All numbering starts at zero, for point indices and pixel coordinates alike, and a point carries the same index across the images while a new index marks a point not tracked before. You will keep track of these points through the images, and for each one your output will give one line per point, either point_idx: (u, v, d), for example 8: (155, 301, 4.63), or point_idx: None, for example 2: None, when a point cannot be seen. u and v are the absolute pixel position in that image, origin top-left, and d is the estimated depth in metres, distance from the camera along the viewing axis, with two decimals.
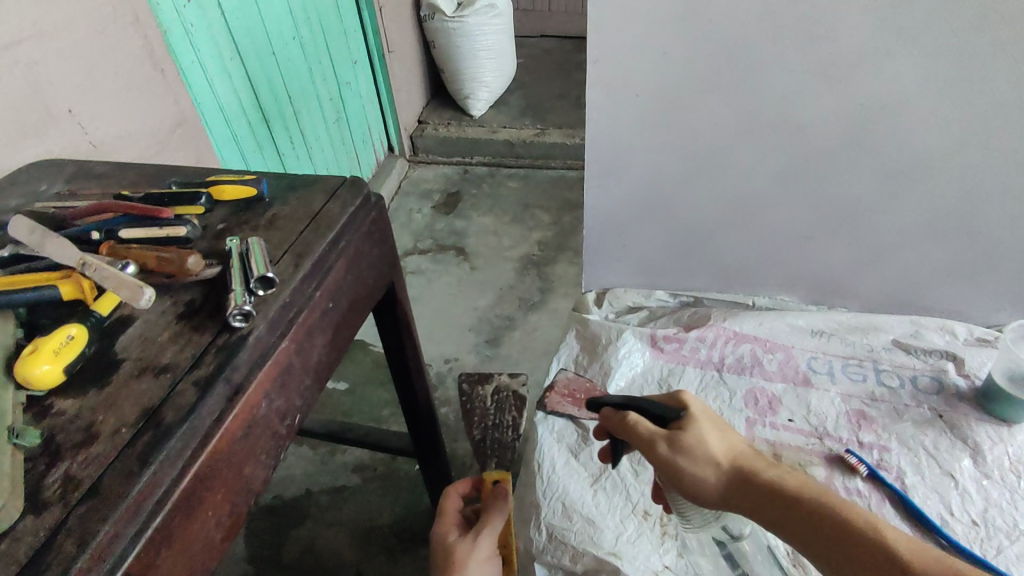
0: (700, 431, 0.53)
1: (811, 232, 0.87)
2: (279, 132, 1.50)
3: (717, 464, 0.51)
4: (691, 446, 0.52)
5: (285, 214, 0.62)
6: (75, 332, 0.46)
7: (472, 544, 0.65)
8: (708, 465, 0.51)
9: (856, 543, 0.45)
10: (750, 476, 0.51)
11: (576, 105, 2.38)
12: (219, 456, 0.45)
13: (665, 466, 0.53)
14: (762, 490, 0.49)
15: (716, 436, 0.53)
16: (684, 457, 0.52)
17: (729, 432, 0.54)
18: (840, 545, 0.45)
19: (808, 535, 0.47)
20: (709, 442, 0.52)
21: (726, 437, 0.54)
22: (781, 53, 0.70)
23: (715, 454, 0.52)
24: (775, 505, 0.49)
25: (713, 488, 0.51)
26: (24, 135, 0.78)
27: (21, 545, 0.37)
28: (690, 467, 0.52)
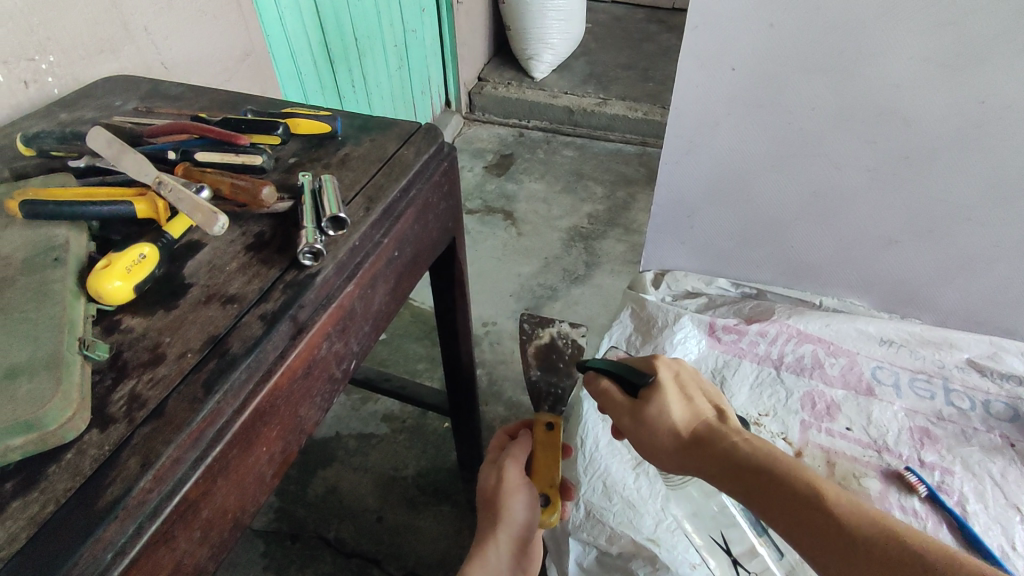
0: (663, 399, 0.50)
1: (897, 235, 0.82)
2: (342, 74, 1.48)
3: (677, 431, 0.48)
4: (653, 416, 0.50)
5: (358, 154, 0.60)
6: (148, 253, 0.46)
7: (501, 477, 0.65)
8: (669, 435, 0.49)
9: (803, 514, 0.40)
10: (707, 444, 0.47)
11: (642, 78, 2.29)
12: (278, 393, 0.44)
13: (635, 437, 0.51)
14: (709, 458, 0.46)
15: (680, 404, 0.50)
16: (647, 429, 0.50)
17: (698, 399, 0.51)
18: (790, 515, 0.41)
19: (764, 503, 0.42)
20: (672, 411, 0.49)
21: (692, 406, 0.50)
22: (903, 37, 0.64)
23: (675, 422, 0.49)
24: (721, 475, 0.45)
25: (678, 461, 0.48)
26: (102, 49, 0.78)
27: (86, 457, 0.36)
28: (654, 438, 0.49)
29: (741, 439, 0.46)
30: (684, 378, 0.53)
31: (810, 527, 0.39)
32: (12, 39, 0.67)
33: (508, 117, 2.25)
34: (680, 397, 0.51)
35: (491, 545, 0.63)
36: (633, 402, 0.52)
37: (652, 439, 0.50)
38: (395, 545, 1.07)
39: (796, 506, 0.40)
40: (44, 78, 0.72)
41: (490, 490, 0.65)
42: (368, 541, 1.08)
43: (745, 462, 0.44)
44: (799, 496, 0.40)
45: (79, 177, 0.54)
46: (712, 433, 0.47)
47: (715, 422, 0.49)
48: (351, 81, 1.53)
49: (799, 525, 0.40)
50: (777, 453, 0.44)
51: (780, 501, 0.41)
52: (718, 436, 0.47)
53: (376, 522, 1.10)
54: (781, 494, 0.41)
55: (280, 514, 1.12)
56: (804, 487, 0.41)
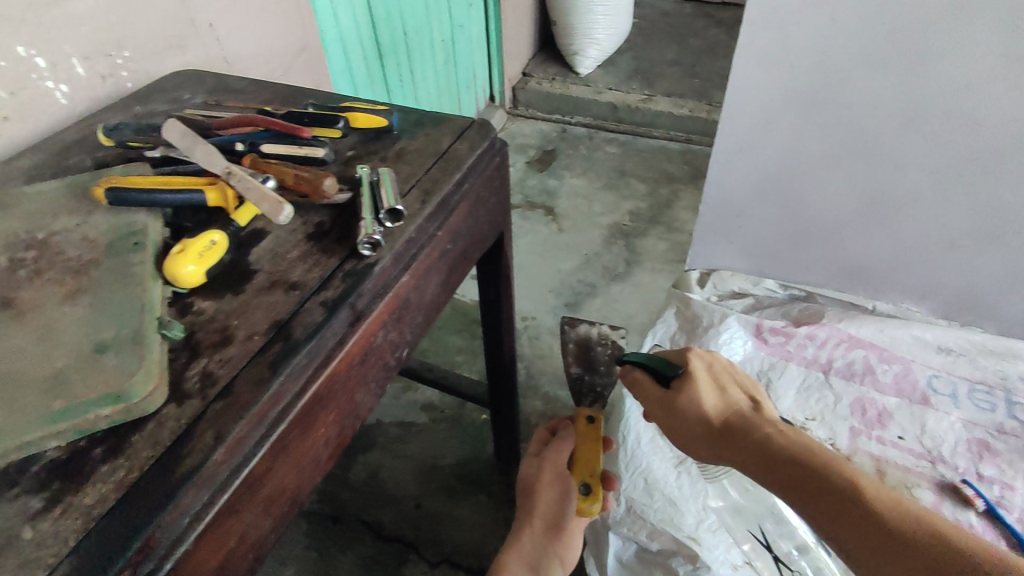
0: (695, 390, 0.52)
1: (959, 239, 0.79)
2: (390, 68, 1.51)
3: (709, 421, 0.51)
4: (686, 406, 0.52)
5: (413, 148, 0.62)
6: (218, 239, 0.49)
7: (539, 469, 0.67)
8: (702, 425, 0.51)
9: (831, 503, 0.42)
10: (739, 435, 0.49)
11: (689, 74, 2.26)
12: (337, 377, 0.46)
13: (667, 426, 0.54)
14: (741, 448, 0.48)
15: (713, 395, 0.52)
16: (680, 419, 0.53)
17: (731, 391, 0.53)
18: (819, 503, 0.43)
19: (793, 492, 0.44)
20: (704, 402, 0.52)
21: (725, 396, 0.53)
22: (974, 33, 0.62)
23: (708, 412, 0.51)
24: (752, 463, 0.47)
25: (709, 450, 0.51)
26: (171, 44, 0.81)
27: (163, 428, 0.39)
28: (687, 427, 0.52)
29: (774, 431, 0.48)
30: (716, 369, 0.56)
31: (838, 516, 0.42)
32: (92, 35, 0.71)
33: (551, 112, 2.25)
34: (713, 388, 0.54)
35: (528, 531, 0.67)
36: (666, 392, 0.54)
37: (685, 428, 0.52)
38: (433, 532, 1.10)
39: (825, 495, 0.42)
40: (119, 72, 0.76)
41: (530, 478, 0.68)
42: (407, 527, 1.10)
43: (777, 453, 0.46)
44: (828, 487, 0.43)
45: (154, 166, 0.57)
46: (744, 424, 0.50)
47: (747, 413, 0.51)
48: (399, 76, 1.56)
49: (829, 516, 0.42)
50: (808, 444, 0.46)
51: (810, 489, 0.44)
52: (750, 427, 0.49)
53: (414, 508, 1.13)
54: (811, 484, 0.43)
55: (323, 496, 1.15)
56: (834, 478, 0.43)
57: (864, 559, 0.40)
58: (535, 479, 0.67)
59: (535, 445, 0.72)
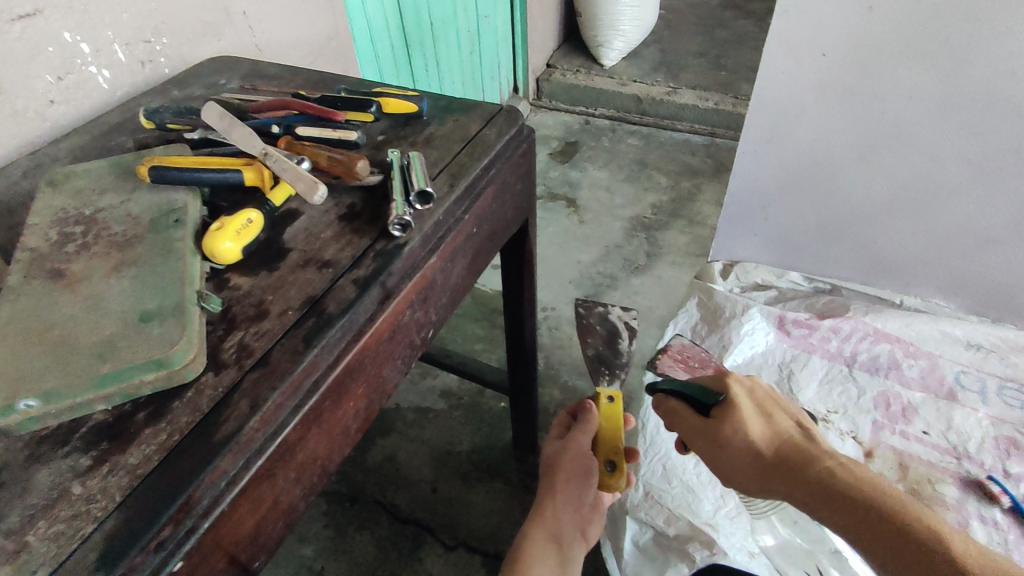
0: (741, 421, 0.53)
1: (993, 233, 0.78)
2: (416, 58, 1.52)
3: (761, 455, 0.52)
4: (733, 437, 0.53)
5: (442, 133, 0.63)
6: (253, 219, 0.50)
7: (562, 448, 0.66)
8: (752, 456, 0.52)
9: (896, 543, 0.43)
10: (793, 469, 0.50)
11: (715, 67, 2.23)
12: (366, 352, 0.47)
13: (712, 456, 0.54)
14: (795, 482, 0.49)
15: (760, 425, 0.53)
16: (726, 449, 0.53)
17: (777, 418, 0.54)
18: (881, 540, 0.44)
19: (854, 527, 0.45)
20: (752, 433, 0.52)
21: (771, 425, 0.54)
22: (1015, 22, 0.61)
23: (757, 443, 0.52)
24: (808, 498, 0.48)
25: (760, 481, 0.52)
26: (206, 31, 0.83)
27: (203, 396, 0.40)
28: (736, 458, 0.53)
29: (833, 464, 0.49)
30: (758, 395, 0.56)
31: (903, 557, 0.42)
32: (133, 21, 0.73)
33: (574, 104, 2.25)
34: (759, 417, 0.54)
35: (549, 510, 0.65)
36: (708, 421, 0.55)
37: (731, 458, 0.53)
38: (450, 516, 1.11)
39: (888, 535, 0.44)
40: (157, 58, 0.78)
41: (553, 458, 0.67)
42: (424, 510, 1.12)
43: (833, 489, 0.47)
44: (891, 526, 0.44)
45: (194, 148, 0.58)
46: (796, 456, 0.51)
47: (797, 443, 0.52)
48: (424, 65, 1.57)
49: (892, 556, 0.43)
50: (865, 480, 0.47)
51: (871, 528, 0.44)
52: (804, 459, 0.50)
53: (432, 492, 1.15)
54: (874, 524, 0.44)
55: (343, 477, 1.18)
56: (897, 517, 0.44)
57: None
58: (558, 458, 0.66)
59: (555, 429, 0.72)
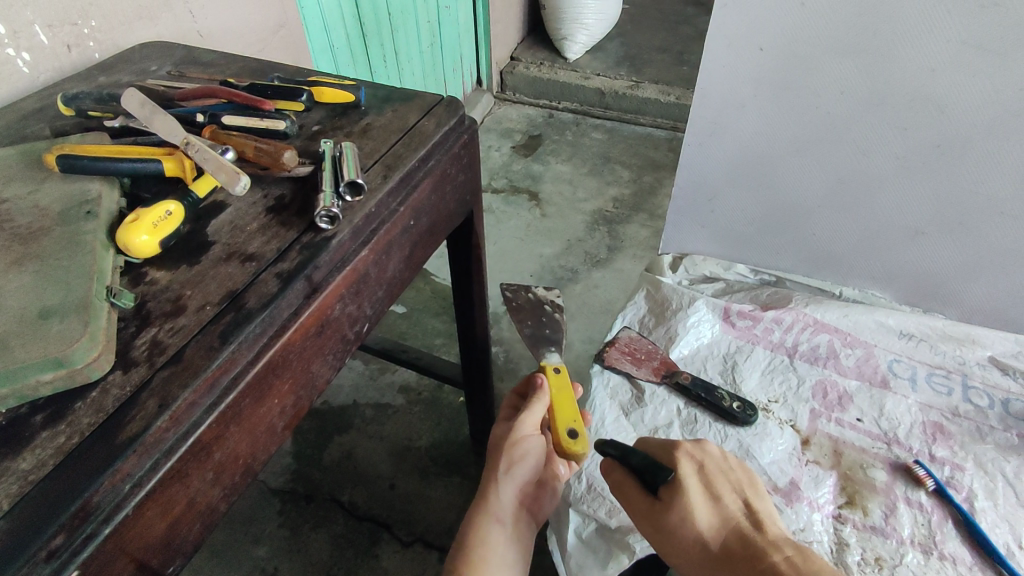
0: (685, 503, 0.48)
1: (924, 226, 0.80)
2: (373, 48, 1.49)
3: (705, 545, 0.46)
4: (677, 525, 0.47)
5: (380, 124, 0.62)
6: (173, 210, 0.48)
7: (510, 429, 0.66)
8: (697, 547, 0.46)
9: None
10: (740, 562, 0.44)
11: (677, 61, 2.25)
12: (291, 348, 0.46)
13: (660, 546, 0.49)
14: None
15: (706, 509, 0.48)
16: (671, 538, 0.47)
17: (726, 501, 0.49)
18: None
19: None
20: (697, 519, 0.47)
21: (719, 508, 0.48)
22: (940, 19, 0.62)
23: (702, 533, 0.46)
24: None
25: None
26: (141, 16, 0.80)
27: (109, 395, 0.39)
28: (682, 551, 0.47)
29: (781, 556, 0.42)
30: (708, 472, 0.51)
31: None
32: (57, 3, 0.69)
33: (538, 97, 2.24)
34: (706, 499, 0.49)
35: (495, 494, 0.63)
36: (655, 504, 0.49)
37: (678, 550, 0.47)
38: (406, 512, 1.11)
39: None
40: (85, 42, 0.74)
41: (501, 439, 0.66)
42: (380, 506, 1.11)
43: None
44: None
45: (114, 136, 0.56)
46: (742, 545, 0.45)
47: (746, 530, 0.46)
48: (382, 56, 1.54)
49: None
50: (817, 572, 0.41)
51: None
52: (750, 550, 0.44)
53: (388, 489, 1.14)
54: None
55: (297, 475, 1.16)
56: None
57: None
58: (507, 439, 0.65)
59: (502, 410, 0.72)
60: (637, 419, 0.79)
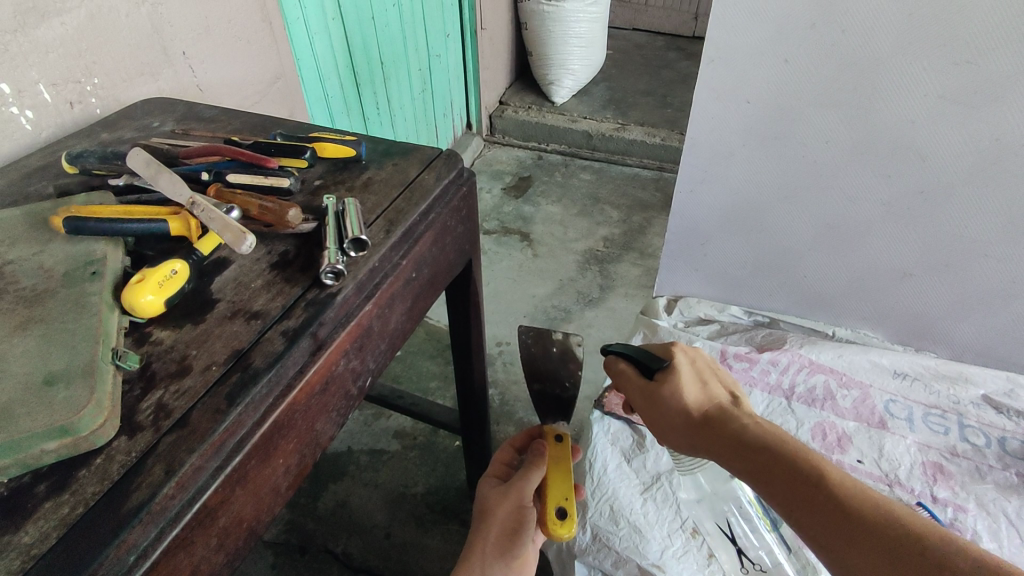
0: (676, 380, 0.54)
1: (912, 268, 0.82)
2: (367, 96, 1.52)
3: (688, 412, 0.52)
4: (668, 398, 0.53)
5: (380, 178, 0.63)
6: (179, 269, 0.48)
7: (503, 493, 0.63)
8: (681, 414, 0.52)
9: (801, 491, 0.44)
10: (715, 422, 0.50)
11: (661, 105, 2.31)
12: (296, 408, 0.46)
13: (650, 417, 0.55)
14: (716, 439, 0.50)
15: (694, 387, 0.54)
16: (660, 409, 0.54)
17: (713, 385, 0.55)
18: (797, 494, 0.44)
19: (773, 482, 0.46)
20: (684, 393, 0.53)
21: (706, 389, 0.54)
22: (917, 74, 0.65)
23: (687, 403, 0.53)
24: (726, 455, 0.49)
25: (688, 441, 0.52)
26: (142, 72, 0.82)
27: (114, 462, 0.38)
28: (668, 420, 0.53)
29: (748, 420, 0.50)
30: (699, 365, 0.57)
31: (805, 500, 0.44)
32: (62, 62, 0.71)
33: (527, 140, 2.29)
34: (695, 382, 0.55)
35: (479, 551, 0.61)
36: (651, 383, 0.56)
37: (664, 418, 0.54)
38: (403, 562, 1.08)
39: (793, 479, 0.45)
40: (87, 99, 0.76)
41: (488, 502, 0.63)
42: (376, 557, 1.08)
43: (751, 439, 0.48)
44: (795, 473, 0.45)
45: (118, 195, 0.57)
46: (721, 414, 0.51)
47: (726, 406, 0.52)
48: (375, 103, 1.57)
49: (800, 504, 0.44)
50: (781, 433, 0.48)
51: (777, 474, 0.46)
52: (726, 417, 0.51)
53: (384, 538, 1.11)
54: (783, 473, 0.45)
55: (291, 526, 1.13)
56: (802, 465, 0.45)
57: (827, 541, 0.42)
58: (497, 499, 0.63)
59: (492, 469, 0.71)
60: (638, 466, 0.81)
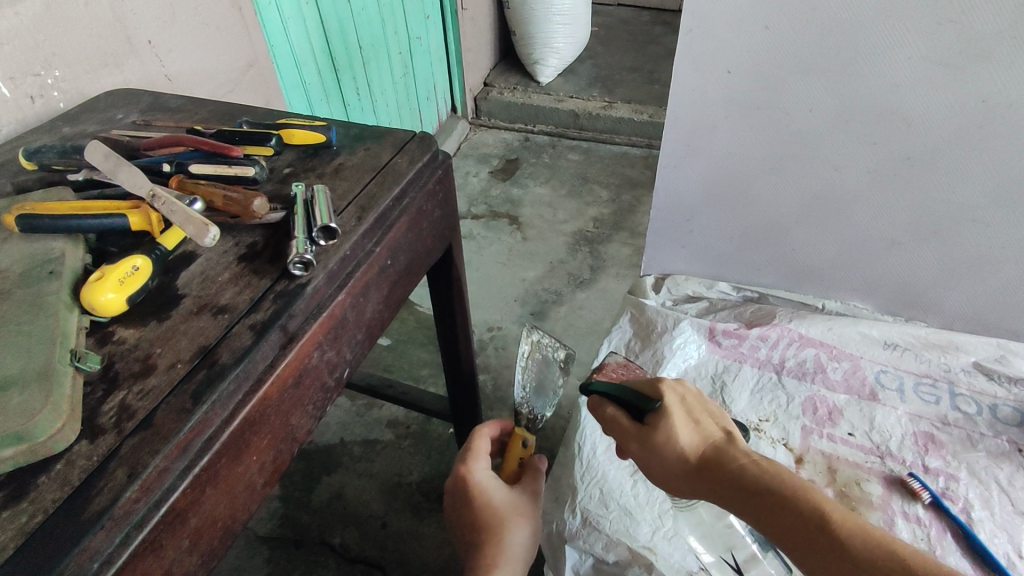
0: (667, 423, 0.49)
1: (901, 237, 0.81)
2: (347, 81, 1.49)
3: (682, 458, 0.47)
4: (661, 444, 0.48)
5: (352, 164, 0.61)
6: (140, 265, 0.46)
7: (534, 504, 0.66)
8: (675, 460, 0.47)
9: (815, 543, 0.38)
10: (713, 467, 0.45)
11: (648, 81, 2.28)
12: (268, 403, 0.45)
13: (644, 465, 0.49)
14: (718, 488, 0.44)
15: (686, 429, 0.48)
16: (654, 456, 0.48)
17: (706, 422, 0.49)
18: (809, 548, 0.38)
19: (784, 535, 0.40)
20: (677, 436, 0.48)
21: (699, 428, 0.49)
22: (902, 36, 0.63)
23: (681, 448, 0.47)
24: (729, 503, 0.43)
25: (689, 489, 0.46)
26: (106, 63, 0.79)
27: (75, 467, 0.37)
28: (663, 467, 0.48)
29: (746, 459, 0.44)
30: (689, 401, 0.52)
31: (823, 554, 0.38)
32: (19, 55, 0.68)
33: (513, 122, 2.26)
34: (687, 422, 0.49)
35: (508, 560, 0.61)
36: (642, 428, 0.50)
37: (659, 465, 0.48)
38: (400, 551, 1.07)
39: (802, 530, 0.39)
40: (49, 92, 0.73)
41: (515, 511, 0.64)
42: (373, 547, 1.08)
43: (751, 485, 0.42)
44: (805, 524, 0.39)
45: (77, 190, 0.55)
46: (719, 456, 0.45)
47: (723, 446, 0.47)
48: (355, 88, 1.54)
49: (817, 558, 0.38)
50: (787, 476, 0.42)
51: (789, 526, 0.40)
52: (724, 459, 0.45)
53: (381, 528, 1.10)
54: (794, 525, 0.39)
55: (286, 520, 1.12)
56: (809, 513, 0.39)
57: None
58: (526, 507, 0.65)
59: (480, 457, 0.67)
60: None
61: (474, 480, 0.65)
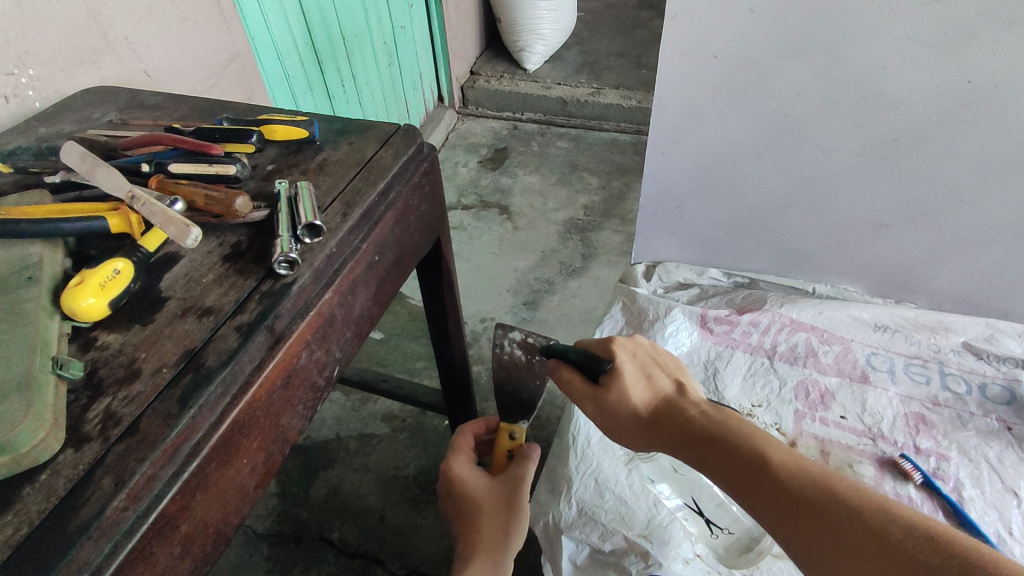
0: (622, 382, 0.52)
1: (890, 220, 0.81)
2: (331, 73, 1.47)
3: (635, 413, 0.51)
4: (616, 402, 0.52)
5: (336, 159, 0.60)
6: (121, 268, 0.45)
7: (512, 491, 0.64)
8: (630, 416, 0.51)
9: (751, 478, 0.43)
10: (664, 419, 0.49)
11: (636, 66, 2.26)
12: (257, 405, 0.44)
13: (601, 422, 0.53)
14: (669, 437, 0.48)
15: (639, 385, 0.52)
16: (611, 414, 0.52)
17: (658, 377, 0.53)
18: (746, 482, 0.43)
19: (724, 473, 0.44)
20: (630, 393, 0.51)
21: (652, 384, 0.53)
22: (888, 18, 0.63)
23: (634, 403, 0.51)
24: (680, 451, 0.48)
25: (644, 440, 0.51)
26: (83, 61, 0.77)
27: (61, 477, 0.36)
28: (621, 423, 0.52)
29: (695, 412, 0.48)
30: (641, 358, 0.55)
31: (762, 493, 0.42)
32: None
33: (501, 110, 2.24)
34: (640, 378, 0.53)
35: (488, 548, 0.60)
36: (598, 389, 0.54)
37: (615, 420, 0.52)
38: (398, 544, 1.08)
39: (739, 466, 0.43)
40: (24, 92, 0.71)
41: (488, 499, 0.63)
42: (371, 541, 1.08)
43: (698, 432, 0.47)
44: (742, 461, 0.43)
45: (55, 192, 0.54)
46: (670, 409, 0.50)
47: (673, 399, 0.51)
48: (340, 80, 1.52)
49: (754, 494, 0.42)
50: (729, 420, 0.46)
51: (729, 464, 0.44)
52: (675, 410, 0.49)
53: (379, 522, 1.11)
54: (733, 463, 0.44)
55: (284, 516, 1.12)
56: (747, 451, 0.44)
57: (787, 530, 0.40)
58: (504, 492, 0.64)
59: (461, 454, 0.69)
60: None
61: (451, 475, 0.66)
